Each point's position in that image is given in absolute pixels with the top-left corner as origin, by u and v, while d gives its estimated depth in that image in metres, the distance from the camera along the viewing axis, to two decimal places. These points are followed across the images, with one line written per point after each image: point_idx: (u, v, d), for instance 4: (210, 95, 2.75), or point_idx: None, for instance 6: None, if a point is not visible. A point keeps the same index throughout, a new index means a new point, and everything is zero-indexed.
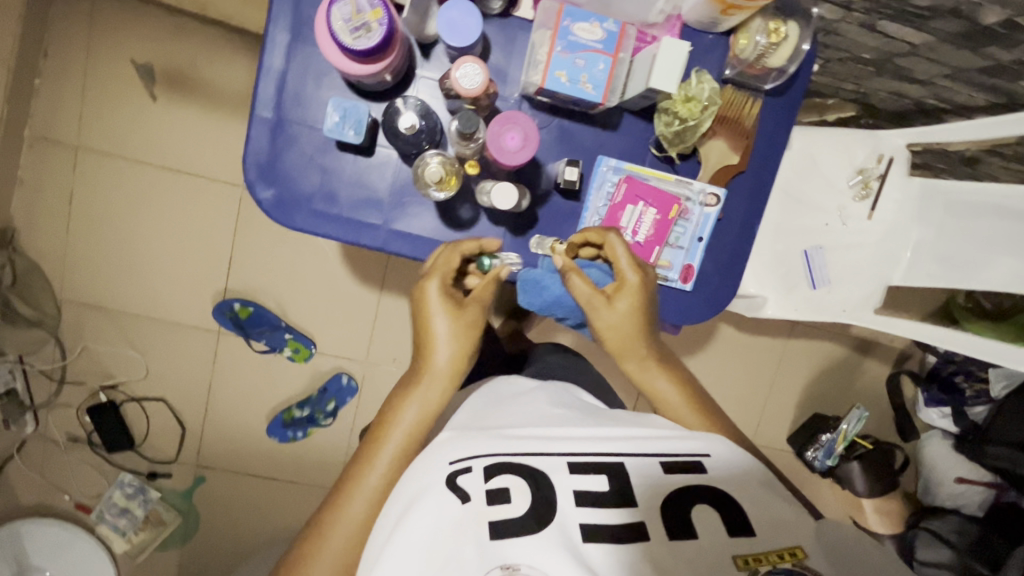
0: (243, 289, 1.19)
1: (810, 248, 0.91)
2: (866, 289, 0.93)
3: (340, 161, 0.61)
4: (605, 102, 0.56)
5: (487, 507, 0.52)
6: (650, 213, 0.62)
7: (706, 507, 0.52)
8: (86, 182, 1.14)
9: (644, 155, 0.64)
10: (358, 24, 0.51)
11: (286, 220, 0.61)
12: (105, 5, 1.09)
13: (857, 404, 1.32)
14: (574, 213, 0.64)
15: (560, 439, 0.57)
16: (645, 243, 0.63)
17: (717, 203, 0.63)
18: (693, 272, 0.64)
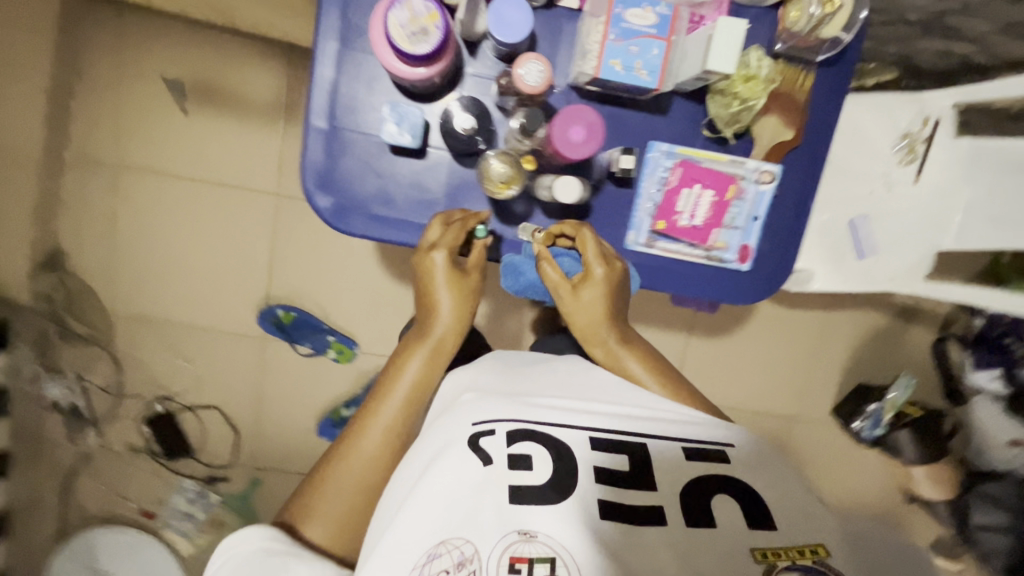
0: (285, 295, 1.22)
1: (856, 217, 0.90)
2: (914, 256, 0.92)
3: (395, 165, 0.62)
4: (660, 87, 0.55)
5: (508, 471, 0.51)
6: (707, 196, 0.62)
7: (727, 498, 0.51)
8: (126, 200, 1.16)
9: (695, 138, 0.63)
10: (416, 29, 0.52)
11: (345, 227, 0.62)
12: (132, 23, 1.10)
13: (904, 373, 1.31)
14: (627, 201, 0.64)
15: (579, 411, 0.56)
16: (702, 226, 0.63)
17: (772, 179, 0.62)
18: (750, 251, 0.64)
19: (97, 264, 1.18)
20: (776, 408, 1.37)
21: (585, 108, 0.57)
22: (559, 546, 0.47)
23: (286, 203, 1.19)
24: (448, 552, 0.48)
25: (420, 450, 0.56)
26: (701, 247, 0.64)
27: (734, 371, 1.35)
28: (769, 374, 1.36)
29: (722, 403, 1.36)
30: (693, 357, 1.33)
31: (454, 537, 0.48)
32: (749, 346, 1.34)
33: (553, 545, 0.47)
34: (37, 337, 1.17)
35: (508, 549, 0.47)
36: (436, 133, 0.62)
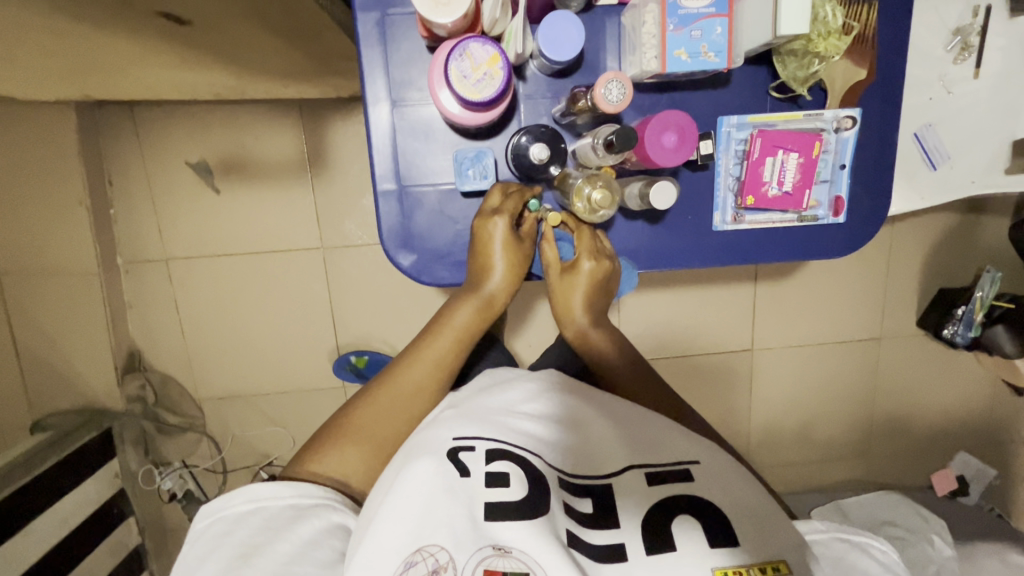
0: (353, 340, 1.24)
1: (921, 128, 0.86)
2: (990, 152, 0.87)
3: (468, 207, 0.63)
4: (729, 65, 0.54)
5: (485, 488, 0.55)
6: (792, 159, 0.60)
7: (688, 518, 0.55)
8: (183, 288, 1.19)
9: (764, 100, 0.61)
10: (480, 76, 0.52)
11: (432, 279, 0.64)
12: (147, 117, 1.11)
13: (988, 266, 1.23)
14: (707, 183, 0.62)
15: (551, 446, 0.61)
16: (793, 191, 0.61)
17: (853, 125, 0.60)
18: (843, 202, 0.63)
19: (172, 355, 1.22)
20: (855, 332, 1.35)
21: (665, 114, 0.55)
22: (530, 562, 0.50)
23: (332, 253, 1.20)
24: (422, 560, 0.51)
25: (394, 466, 0.60)
26: (793, 211, 0.62)
27: (806, 307, 1.33)
28: (842, 301, 1.33)
29: (801, 340, 1.34)
30: (762, 303, 1.31)
31: (427, 545, 0.51)
32: (817, 278, 1.31)
33: (525, 559, 0.50)
34: (138, 436, 1.23)
35: (482, 562, 0.51)
36: (504, 166, 0.62)
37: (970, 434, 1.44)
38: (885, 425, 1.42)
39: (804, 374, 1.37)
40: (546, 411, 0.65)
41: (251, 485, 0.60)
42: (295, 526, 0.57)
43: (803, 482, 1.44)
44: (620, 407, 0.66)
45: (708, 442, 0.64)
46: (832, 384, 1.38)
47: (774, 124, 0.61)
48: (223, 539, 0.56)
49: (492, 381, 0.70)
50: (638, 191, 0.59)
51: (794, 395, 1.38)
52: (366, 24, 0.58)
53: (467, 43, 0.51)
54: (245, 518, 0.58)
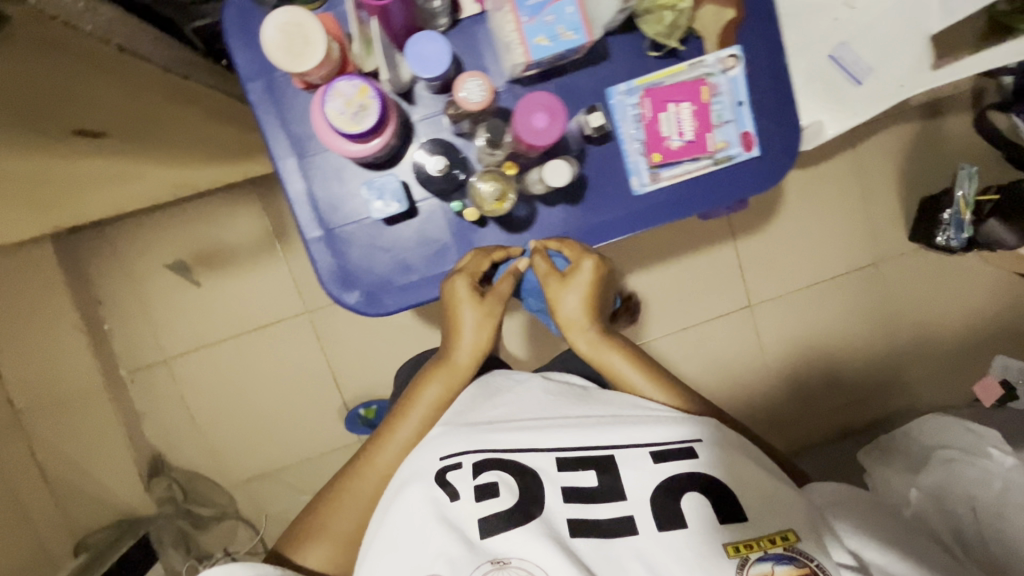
0: (359, 393, 1.27)
1: (835, 49, 0.87)
2: (912, 53, 0.87)
3: (396, 234, 0.65)
4: (591, 36, 0.56)
5: (475, 503, 0.59)
6: (686, 108, 0.62)
7: (698, 496, 0.59)
8: (188, 383, 1.23)
9: (647, 61, 0.63)
10: (355, 109, 0.55)
11: (382, 309, 0.66)
12: (118, 232, 1.18)
13: (962, 165, 1.25)
14: (613, 150, 0.63)
15: (555, 442, 0.62)
16: (696, 137, 0.62)
17: (737, 62, 0.62)
18: (752, 136, 0.63)
19: (191, 450, 1.25)
20: (850, 261, 1.33)
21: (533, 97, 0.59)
22: (531, 568, 0.55)
23: (320, 314, 1.24)
24: None
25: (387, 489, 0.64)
26: (704, 157, 0.63)
27: (792, 250, 1.31)
28: (826, 235, 1.31)
29: (798, 284, 1.32)
30: (746, 258, 1.30)
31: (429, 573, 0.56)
32: (793, 219, 1.30)
33: (523, 565, 0.55)
34: (176, 536, 1.24)
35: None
36: (418, 186, 0.65)
37: (1004, 334, 1.38)
38: (911, 348, 1.37)
39: (811, 318, 1.34)
40: (540, 411, 0.66)
41: (207, 571, 0.58)
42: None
43: (841, 426, 1.40)
44: (621, 402, 0.67)
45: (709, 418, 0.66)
46: (842, 320, 1.35)
47: (664, 79, 0.62)
48: None
49: (493, 389, 0.69)
50: (536, 174, 0.62)
51: (808, 340, 1.35)
52: (256, 90, 0.62)
53: (334, 85, 0.55)
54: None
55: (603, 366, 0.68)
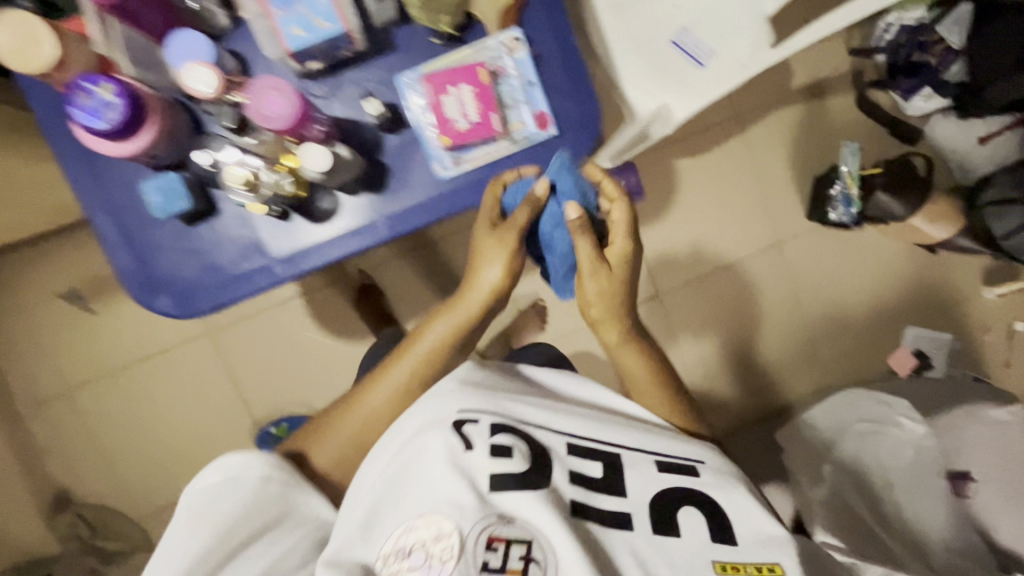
0: (269, 412, 1.25)
1: (677, 35, 0.89)
2: (751, 33, 0.90)
3: (197, 237, 0.72)
4: (346, 26, 0.65)
5: (490, 460, 0.62)
6: (467, 91, 0.70)
7: (694, 512, 0.65)
8: (92, 413, 1.21)
9: (428, 49, 0.72)
10: (98, 106, 0.63)
11: (190, 307, 0.72)
12: (9, 265, 1.17)
13: (846, 142, 1.30)
14: (412, 130, 0.71)
15: (579, 421, 0.68)
16: (480, 117, 0.70)
17: (519, 46, 0.71)
18: (546, 116, 0.72)
19: (100, 483, 1.22)
20: (754, 244, 1.35)
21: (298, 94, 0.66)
22: (534, 530, 0.60)
23: (223, 334, 1.23)
24: (426, 525, 0.59)
25: (398, 427, 0.66)
26: (499, 137, 0.71)
27: (695, 236, 1.33)
28: (726, 220, 1.34)
29: (704, 269, 1.34)
30: (650, 247, 1.32)
31: (432, 514, 0.60)
32: (692, 206, 1.32)
33: (527, 525, 0.60)
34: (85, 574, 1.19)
35: (488, 528, 0.59)
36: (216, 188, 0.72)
37: (913, 305, 1.40)
38: (823, 325, 1.39)
39: (722, 303, 1.35)
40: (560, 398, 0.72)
41: (221, 460, 0.61)
42: (254, 516, 0.61)
43: (764, 410, 1.40)
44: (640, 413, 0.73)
45: (710, 446, 0.73)
46: (753, 303, 1.36)
47: (449, 62, 0.71)
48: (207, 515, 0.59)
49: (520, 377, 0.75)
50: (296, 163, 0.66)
51: (721, 325, 1.36)
52: (43, 115, 0.71)
53: (79, 85, 0.63)
54: (216, 495, 0.60)
55: (624, 363, 0.78)
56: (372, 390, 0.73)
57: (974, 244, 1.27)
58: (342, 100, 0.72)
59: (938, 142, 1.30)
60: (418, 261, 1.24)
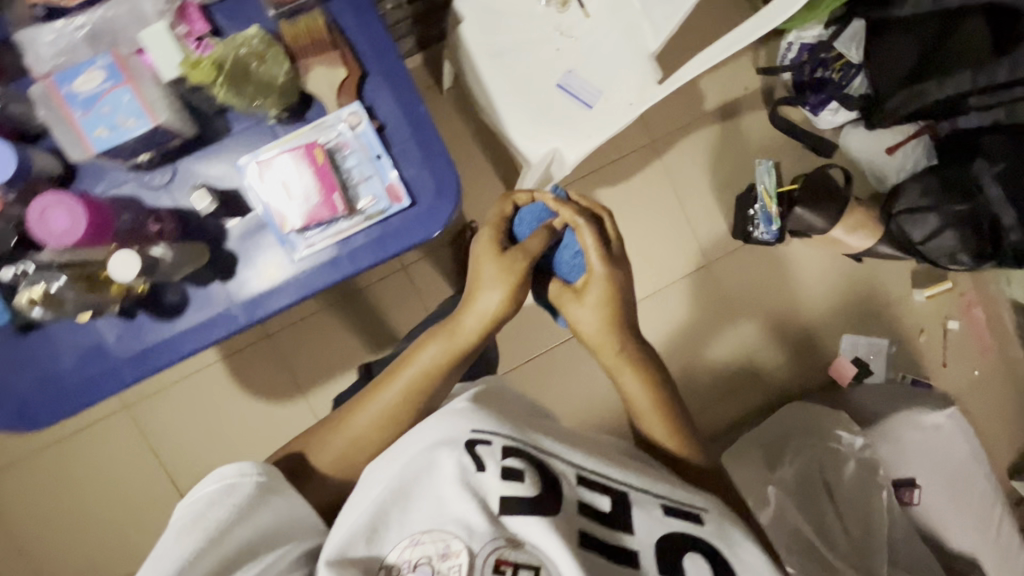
0: (196, 484, 1.19)
1: (562, 78, 0.88)
2: (637, 72, 0.89)
3: (36, 350, 0.70)
4: (155, 119, 0.64)
5: (500, 482, 0.59)
6: (303, 172, 0.66)
7: (702, 560, 0.60)
8: (9, 501, 1.16)
9: (270, 128, 0.70)
10: None
11: (34, 423, 0.70)
12: None
13: (761, 159, 1.31)
14: (254, 215, 0.69)
15: (589, 450, 0.66)
16: (317, 198, 0.67)
17: (359, 118, 0.68)
18: (397, 188, 0.69)
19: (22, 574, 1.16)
20: (681, 266, 1.34)
21: (86, 207, 0.63)
22: (542, 558, 0.57)
23: (142, 407, 1.18)
24: (431, 540, 0.57)
25: (410, 435, 0.64)
26: (347, 215, 0.68)
27: None
28: (653, 245, 1.33)
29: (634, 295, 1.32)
30: None
31: (437, 530, 0.57)
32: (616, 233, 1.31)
33: (532, 553, 0.57)
34: None
35: (496, 552, 0.56)
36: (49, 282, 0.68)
37: (852, 311, 1.40)
38: (762, 341, 1.38)
39: (658, 327, 1.34)
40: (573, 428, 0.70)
41: (216, 469, 0.62)
42: (273, 498, 0.61)
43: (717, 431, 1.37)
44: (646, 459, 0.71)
45: (722, 503, 0.68)
46: (690, 324, 1.35)
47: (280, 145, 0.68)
48: (198, 520, 0.57)
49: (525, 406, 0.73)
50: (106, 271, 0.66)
51: (659, 349, 1.34)
52: None
53: None
54: (215, 500, 0.59)
55: (619, 380, 0.75)
56: (364, 410, 0.72)
57: (894, 249, 1.28)
58: (182, 187, 0.70)
59: (852, 151, 1.31)
60: (338, 312, 1.21)
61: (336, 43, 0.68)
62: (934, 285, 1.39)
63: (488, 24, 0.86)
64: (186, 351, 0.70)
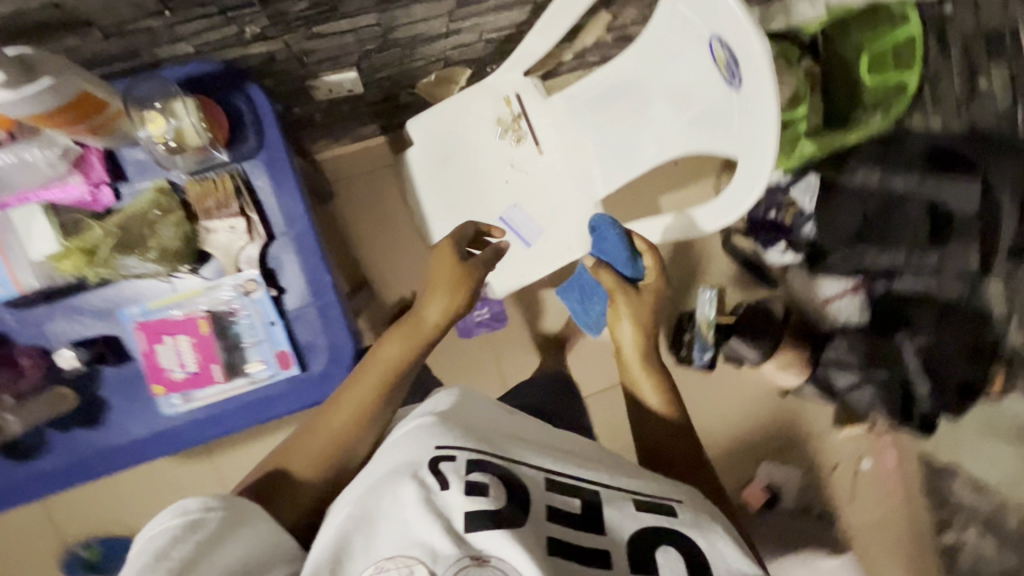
0: (81, 533, 1.15)
1: (506, 211, 0.88)
2: (579, 218, 0.88)
3: None
4: (21, 289, 0.71)
5: (464, 498, 0.51)
6: (188, 341, 0.76)
7: (670, 551, 0.52)
8: None
9: (163, 287, 0.77)
10: None
11: None
12: None
13: (705, 286, 1.33)
14: (134, 363, 0.78)
15: (550, 457, 0.58)
16: (198, 364, 0.77)
17: (256, 285, 0.77)
18: (287, 354, 0.78)
19: None
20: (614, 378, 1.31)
21: None
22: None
23: None
24: (395, 568, 0.48)
25: (374, 461, 0.57)
26: (227, 380, 0.78)
27: None
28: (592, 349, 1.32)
29: None
30: (513, 372, 1.29)
31: (400, 555, 0.49)
32: (552, 336, 1.27)
33: (503, 567, 0.48)
34: None
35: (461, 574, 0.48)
36: None
37: (774, 439, 1.42)
38: None
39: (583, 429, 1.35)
40: (541, 438, 0.63)
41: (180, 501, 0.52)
42: (245, 528, 0.52)
43: None
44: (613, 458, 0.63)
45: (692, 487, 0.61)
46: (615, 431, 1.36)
47: (177, 305, 0.77)
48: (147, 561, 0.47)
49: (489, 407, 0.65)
50: None
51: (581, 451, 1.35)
52: None
53: None
54: (171, 539, 0.49)
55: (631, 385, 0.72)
56: (339, 407, 0.65)
57: (819, 392, 1.32)
58: (56, 327, 0.76)
59: (795, 289, 1.32)
60: None
61: (243, 208, 0.75)
62: (854, 426, 1.37)
63: (439, 150, 0.87)
64: (22, 498, 0.77)
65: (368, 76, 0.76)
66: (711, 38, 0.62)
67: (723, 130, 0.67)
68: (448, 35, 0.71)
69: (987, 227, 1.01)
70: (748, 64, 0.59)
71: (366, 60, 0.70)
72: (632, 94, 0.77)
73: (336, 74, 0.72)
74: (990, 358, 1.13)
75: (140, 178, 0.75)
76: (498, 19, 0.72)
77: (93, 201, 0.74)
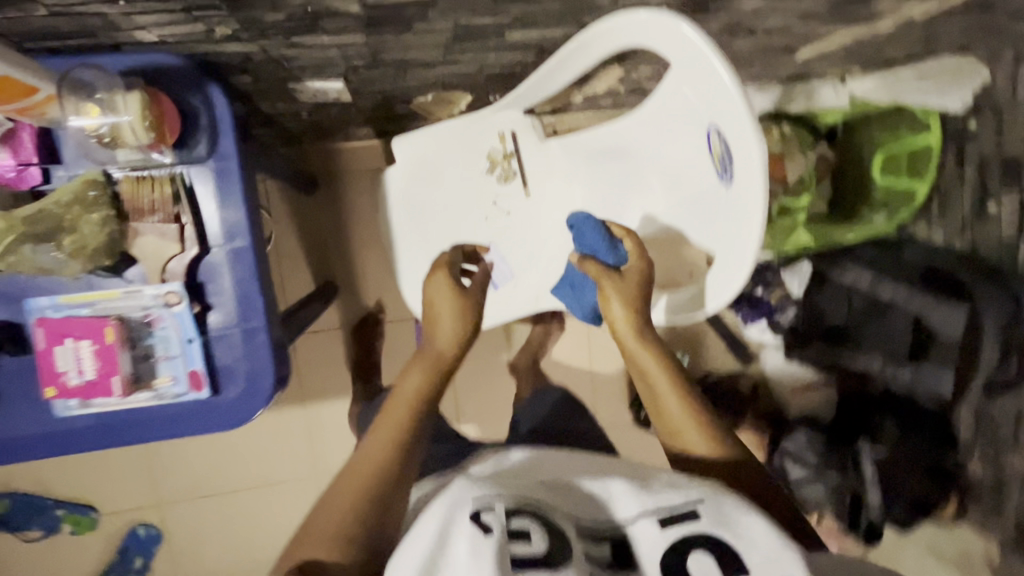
0: None
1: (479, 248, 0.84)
2: (553, 269, 0.84)
3: None
4: None
5: (503, 555, 0.42)
6: (88, 346, 0.57)
7: (703, 555, 0.43)
8: None
9: (62, 282, 0.58)
10: None
11: None
12: None
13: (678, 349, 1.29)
14: (29, 359, 0.59)
15: (575, 490, 0.49)
16: (98, 376, 0.57)
17: (178, 298, 0.57)
18: (201, 375, 0.58)
19: None
20: None
21: None
22: None
23: None
24: None
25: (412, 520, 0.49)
26: (132, 396, 0.59)
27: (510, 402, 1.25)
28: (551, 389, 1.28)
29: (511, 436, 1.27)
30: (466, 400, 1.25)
31: None
32: (510, 373, 1.23)
33: None
34: None
35: None
36: None
37: None
38: None
39: None
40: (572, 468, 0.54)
41: None
42: None
43: None
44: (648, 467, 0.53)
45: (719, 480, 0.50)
46: None
47: (89, 303, 0.57)
48: None
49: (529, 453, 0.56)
50: None
51: None
52: None
53: None
54: None
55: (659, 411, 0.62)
56: (372, 435, 0.60)
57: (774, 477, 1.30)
58: None
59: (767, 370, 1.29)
60: None
61: (179, 217, 0.57)
62: None
63: (422, 174, 0.83)
64: None
65: (355, 87, 0.72)
66: (708, 127, 0.59)
67: (709, 221, 0.64)
68: (443, 64, 0.68)
69: (967, 356, 0.95)
70: (740, 163, 0.55)
71: (353, 73, 0.66)
72: (628, 159, 0.74)
73: (321, 81, 0.69)
74: (947, 480, 1.10)
75: (77, 162, 0.56)
76: (501, 57, 0.68)
77: (17, 179, 0.56)
